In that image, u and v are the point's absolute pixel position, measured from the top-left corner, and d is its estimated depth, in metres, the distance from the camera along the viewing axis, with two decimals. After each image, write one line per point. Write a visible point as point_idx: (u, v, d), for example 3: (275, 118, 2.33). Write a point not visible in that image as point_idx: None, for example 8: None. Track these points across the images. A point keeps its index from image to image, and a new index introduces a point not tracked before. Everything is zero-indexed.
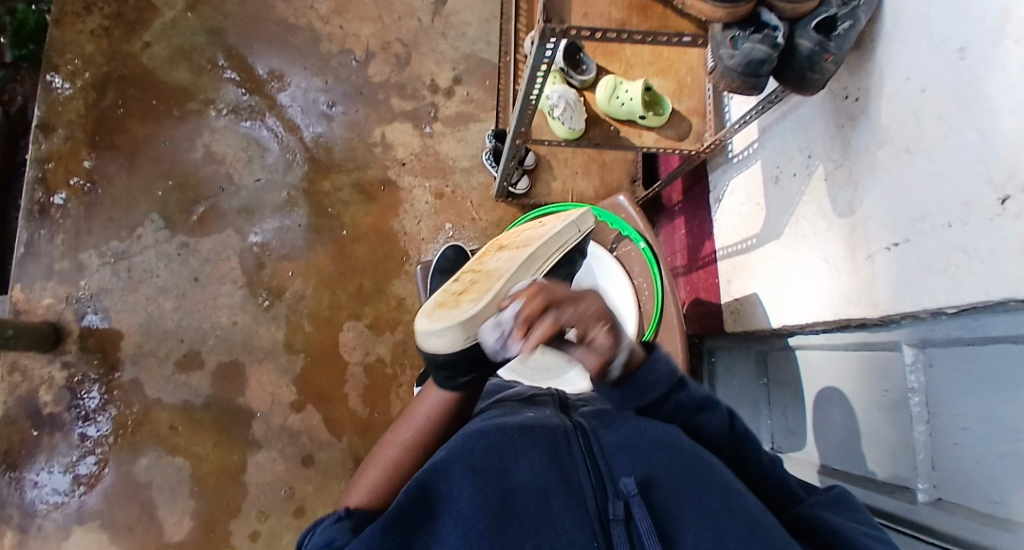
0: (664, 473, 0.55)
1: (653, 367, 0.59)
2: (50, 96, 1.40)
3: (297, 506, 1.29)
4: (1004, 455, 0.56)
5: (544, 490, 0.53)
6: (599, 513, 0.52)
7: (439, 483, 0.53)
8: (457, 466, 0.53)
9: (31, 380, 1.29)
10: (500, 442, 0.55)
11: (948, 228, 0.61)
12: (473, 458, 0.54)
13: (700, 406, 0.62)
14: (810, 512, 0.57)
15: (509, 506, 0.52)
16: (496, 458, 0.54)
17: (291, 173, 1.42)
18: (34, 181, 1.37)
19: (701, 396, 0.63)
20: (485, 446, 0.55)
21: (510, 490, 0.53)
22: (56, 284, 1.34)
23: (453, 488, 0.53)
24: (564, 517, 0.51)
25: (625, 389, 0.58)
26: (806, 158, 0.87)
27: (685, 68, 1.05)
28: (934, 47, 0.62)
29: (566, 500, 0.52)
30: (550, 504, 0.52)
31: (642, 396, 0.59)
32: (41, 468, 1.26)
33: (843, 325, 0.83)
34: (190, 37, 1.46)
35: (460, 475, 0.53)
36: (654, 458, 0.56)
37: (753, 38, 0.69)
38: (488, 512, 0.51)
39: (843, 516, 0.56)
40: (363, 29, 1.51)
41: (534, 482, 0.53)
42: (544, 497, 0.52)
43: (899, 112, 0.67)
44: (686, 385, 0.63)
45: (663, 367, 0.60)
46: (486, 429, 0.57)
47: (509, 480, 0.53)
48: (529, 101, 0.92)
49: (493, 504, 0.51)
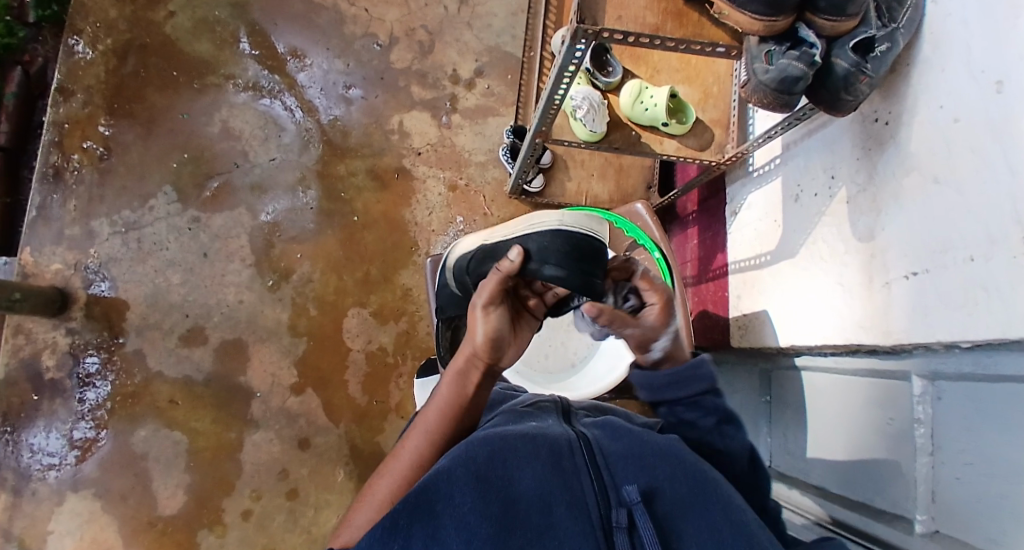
0: (665, 484, 0.55)
1: (698, 364, 0.66)
2: (70, 60, 1.39)
3: (290, 488, 1.29)
4: (1004, 496, 0.56)
5: (546, 497, 0.52)
6: (601, 522, 0.51)
7: (440, 485, 0.52)
8: (459, 471, 0.52)
9: (34, 344, 1.29)
10: (503, 449, 0.55)
11: (970, 261, 0.59)
12: (475, 464, 0.53)
13: (727, 417, 0.65)
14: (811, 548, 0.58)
15: (510, 512, 0.51)
16: (498, 466, 0.53)
17: (306, 154, 1.42)
18: (50, 144, 1.36)
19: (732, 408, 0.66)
20: (488, 452, 0.54)
21: (512, 498, 0.52)
22: (65, 249, 1.34)
23: (452, 490, 0.51)
24: (565, 524, 0.50)
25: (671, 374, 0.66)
26: (829, 179, 0.86)
27: (713, 77, 1.04)
28: (972, 77, 0.60)
29: (568, 508, 0.51)
30: (553, 511, 0.51)
31: (678, 386, 0.65)
32: (39, 431, 1.27)
33: (853, 350, 0.82)
34: (214, 9, 1.45)
35: (461, 479, 0.52)
36: (658, 469, 0.56)
37: (789, 55, 0.67)
38: (490, 518, 0.50)
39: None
40: (388, 14, 1.49)
41: (536, 491, 0.52)
42: (547, 504, 0.51)
43: (930, 140, 0.66)
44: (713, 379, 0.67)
45: (705, 368, 0.66)
46: (488, 437, 0.56)
47: (512, 487, 0.53)
48: (552, 101, 0.91)
49: (496, 511, 0.51)
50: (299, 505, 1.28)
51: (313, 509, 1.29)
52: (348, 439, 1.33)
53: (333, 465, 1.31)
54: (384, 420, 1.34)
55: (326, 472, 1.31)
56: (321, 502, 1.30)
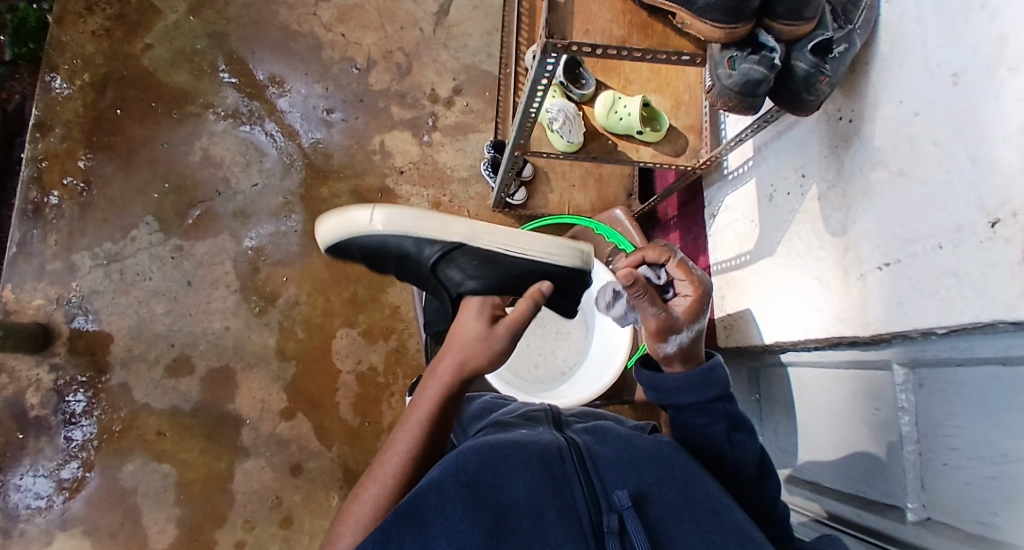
0: (655, 487, 0.55)
1: (710, 370, 0.65)
2: (48, 96, 1.39)
3: (284, 516, 1.28)
4: (991, 478, 0.57)
5: (537, 504, 0.52)
6: (592, 526, 0.51)
7: (431, 496, 0.51)
8: (450, 482, 0.52)
9: (17, 382, 1.27)
10: (492, 459, 0.55)
11: (940, 250, 0.61)
12: (466, 474, 0.53)
13: (736, 423, 0.64)
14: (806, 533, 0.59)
15: (502, 521, 0.51)
16: (490, 476, 0.54)
17: (289, 178, 1.42)
18: (29, 180, 1.36)
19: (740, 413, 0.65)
20: (477, 462, 0.54)
21: (503, 507, 0.52)
22: (47, 284, 1.33)
23: (444, 502, 0.51)
24: (557, 530, 0.51)
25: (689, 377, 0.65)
26: (800, 177, 0.88)
27: (684, 85, 1.05)
28: (929, 73, 0.62)
29: (559, 514, 0.52)
30: (544, 518, 0.51)
31: (688, 391, 0.64)
32: (25, 472, 1.25)
33: (834, 343, 0.83)
34: (191, 40, 1.46)
35: (452, 490, 0.52)
36: (646, 473, 0.56)
37: (750, 59, 0.69)
38: (481, 527, 0.50)
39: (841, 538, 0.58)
40: (365, 38, 1.51)
41: (528, 499, 0.53)
42: (538, 511, 0.52)
43: (893, 135, 0.68)
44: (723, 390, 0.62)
45: (720, 373, 0.65)
46: (478, 446, 0.56)
47: (502, 495, 0.53)
48: (528, 114, 0.92)
49: (487, 520, 0.51)
50: (293, 532, 1.27)
51: (309, 536, 1.27)
52: (342, 462, 1.32)
53: (327, 489, 1.30)
54: (377, 440, 1.33)
55: (320, 497, 1.29)
56: (316, 529, 1.28)
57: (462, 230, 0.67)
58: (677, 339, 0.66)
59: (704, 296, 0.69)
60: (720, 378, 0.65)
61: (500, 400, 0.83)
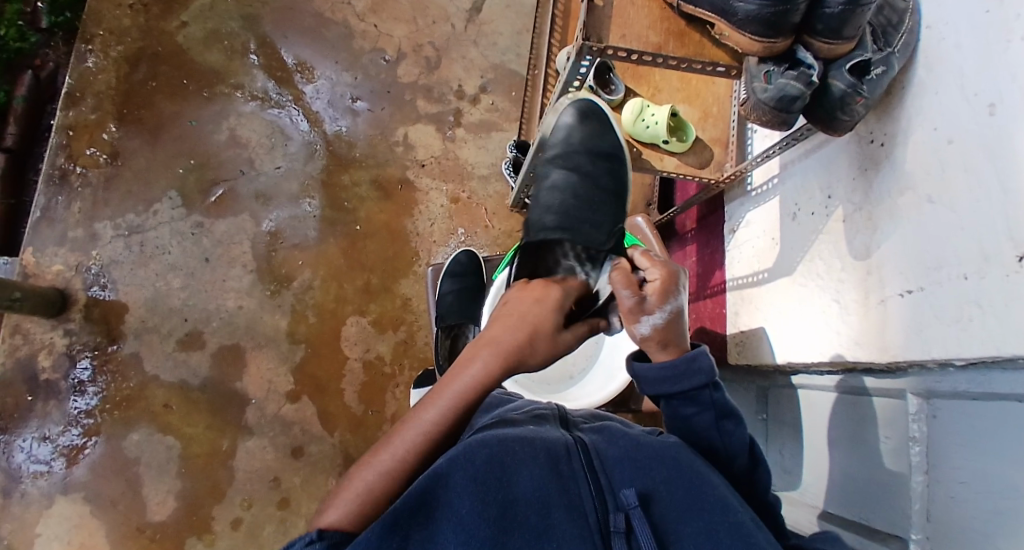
0: (663, 487, 0.55)
1: (694, 355, 0.62)
2: (82, 66, 1.42)
3: (282, 497, 1.29)
4: (1000, 514, 0.56)
5: (544, 499, 0.52)
6: (599, 525, 0.52)
7: (440, 489, 0.51)
8: (458, 474, 0.52)
9: (31, 345, 1.29)
10: (500, 452, 0.55)
11: (965, 280, 0.60)
12: (474, 466, 0.53)
13: (725, 412, 0.63)
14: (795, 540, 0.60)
15: (507, 515, 0.51)
16: (497, 468, 0.54)
17: (311, 163, 1.43)
18: (58, 147, 1.38)
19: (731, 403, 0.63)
20: (486, 454, 0.54)
21: (511, 500, 0.52)
22: (68, 251, 1.34)
23: (451, 497, 0.51)
24: (563, 526, 0.51)
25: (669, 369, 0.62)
26: (826, 198, 0.87)
27: (712, 97, 1.05)
28: (966, 99, 0.62)
29: (567, 512, 0.52)
30: (551, 515, 0.52)
31: (675, 379, 0.62)
32: (32, 434, 1.26)
33: (849, 368, 0.82)
34: (226, 21, 1.48)
35: (462, 481, 0.52)
36: (654, 473, 0.56)
37: (787, 75, 0.69)
38: (489, 521, 0.50)
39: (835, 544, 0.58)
40: (396, 30, 1.53)
41: (534, 494, 0.53)
42: (546, 507, 0.52)
43: (925, 161, 0.67)
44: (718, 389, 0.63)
45: (703, 359, 0.62)
46: (486, 439, 0.56)
47: (510, 489, 0.53)
48: (556, 116, 0.93)
49: (494, 513, 0.51)
50: (290, 514, 1.27)
51: (305, 519, 1.28)
52: (343, 448, 1.32)
53: (327, 474, 1.31)
54: (379, 429, 1.34)
55: (319, 482, 1.30)
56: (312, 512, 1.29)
57: None
58: (650, 321, 0.64)
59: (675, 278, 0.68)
60: (706, 365, 0.63)
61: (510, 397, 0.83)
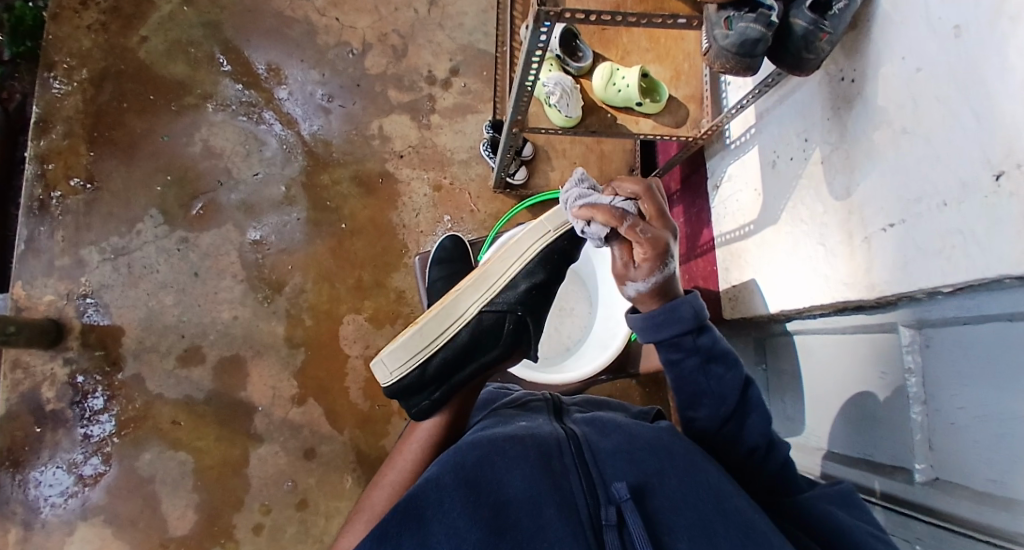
0: (656, 478, 0.55)
1: (675, 306, 0.64)
2: (47, 93, 1.40)
3: (300, 499, 1.30)
4: (1002, 436, 0.56)
5: (535, 497, 0.52)
6: (590, 520, 0.50)
7: (429, 493, 0.53)
8: (447, 478, 0.54)
9: (33, 377, 1.29)
10: (490, 454, 0.56)
11: (943, 208, 0.60)
12: (464, 470, 0.55)
13: (712, 356, 0.65)
14: (810, 502, 0.60)
15: (499, 516, 0.51)
16: (487, 471, 0.55)
17: (290, 166, 1.42)
18: (34, 178, 1.37)
19: (722, 346, 0.66)
20: (476, 458, 0.56)
21: (502, 501, 0.53)
22: (57, 280, 1.34)
23: (441, 497, 0.53)
24: (555, 525, 0.50)
25: (654, 315, 0.64)
26: (803, 142, 0.86)
27: (683, 55, 1.03)
28: (930, 26, 0.61)
29: (558, 508, 0.51)
30: (543, 512, 0.51)
31: (659, 327, 0.65)
32: (44, 465, 1.27)
33: (840, 309, 0.82)
34: (187, 30, 1.46)
35: (450, 485, 0.54)
36: (647, 464, 0.56)
37: (747, 18, 0.67)
38: (481, 522, 0.51)
39: (848, 513, 0.59)
40: (359, 21, 1.50)
41: (525, 493, 0.52)
42: (536, 506, 0.51)
43: (896, 93, 0.66)
44: (708, 329, 0.66)
45: (686, 308, 0.64)
46: (477, 443, 0.58)
47: (500, 490, 0.53)
48: (524, 88, 0.91)
49: (485, 515, 0.51)
50: (309, 515, 1.29)
51: (324, 518, 1.29)
52: (353, 445, 1.33)
53: (340, 473, 1.31)
54: (388, 424, 1.34)
55: (334, 481, 1.31)
56: (331, 511, 1.30)
57: (468, 303, 0.76)
58: (636, 286, 0.64)
59: (667, 247, 0.64)
60: (691, 312, 0.65)
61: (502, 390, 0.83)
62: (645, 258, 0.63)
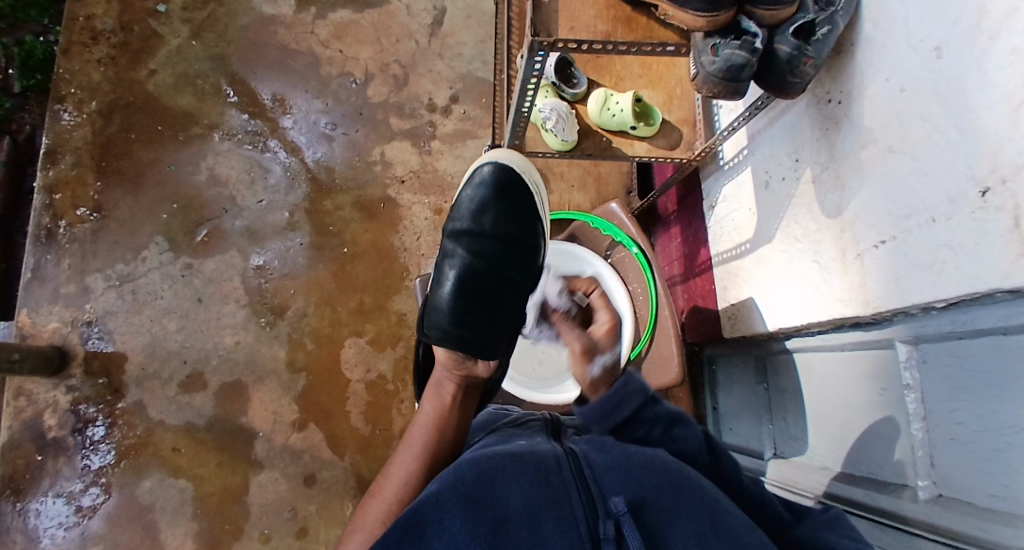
0: (653, 493, 0.55)
1: (625, 384, 0.69)
2: (57, 125, 1.43)
3: (300, 526, 1.28)
4: (1001, 450, 0.56)
5: (534, 511, 0.52)
6: (589, 534, 0.51)
7: (430, 510, 0.53)
8: (448, 494, 0.53)
9: (36, 404, 1.30)
10: (491, 469, 0.55)
11: (933, 223, 0.61)
12: (465, 485, 0.54)
13: (673, 421, 0.70)
14: (810, 533, 0.60)
15: (498, 531, 0.51)
16: (487, 487, 0.54)
17: (293, 193, 1.45)
18: (42, 207, 1.39)
19: (674, 412, 0.71)
20: (476, 472, 0.55)
21: (502, 516, 0.53)
22: (62, 307, 1.35)
23: (441, 514, 0.52)
24: (553, 538, 0.51)
25: (606, 402, 0.68)
26: (794, 162, 0.88)
27: (674, 80, 1.06)
28: (912, 48, 0.63)
29: (557, 523, 0.52)
30: (542, 527, 0.52)
31: (614, 413, 0.68)
32: (44, 494, 1.27)
33: (837, 326, 0.82)
34: (194, 63, 1.50)
35: (450, 501, 0.53)
36: (644, 480, 0.56)
37: (732, 45, 0.70)
38: (480, 539, 0.51)
39: (838, 533, 0.59)
40: (361, 52, 1.54)
41: (524, 509, 0.53)
42: (535, 519, 0.52)
43: (882, 113, 0.68)
44: (659, 401, 0.71)
45: (635, 383, 0.69)
46: (477, 458, 0.57)
47: (500, 505, 0.53)
48: (520, 113, 0.94)
49: (485, 530, 0.51)
50: (309, 543, 1.27)
51: (324, 546, 1.28)
52: (354, 471, 1.32)
53: (341, 499, 1.31)
54: (389, 448, 1.34)
55: (334, 507, 1.30)
56: (331, 539, 1.28)
57: None
58: (599, 363, 0.77)
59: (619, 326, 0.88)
60: (638, 388, 0.69)
61: (501, 411, 0.83)
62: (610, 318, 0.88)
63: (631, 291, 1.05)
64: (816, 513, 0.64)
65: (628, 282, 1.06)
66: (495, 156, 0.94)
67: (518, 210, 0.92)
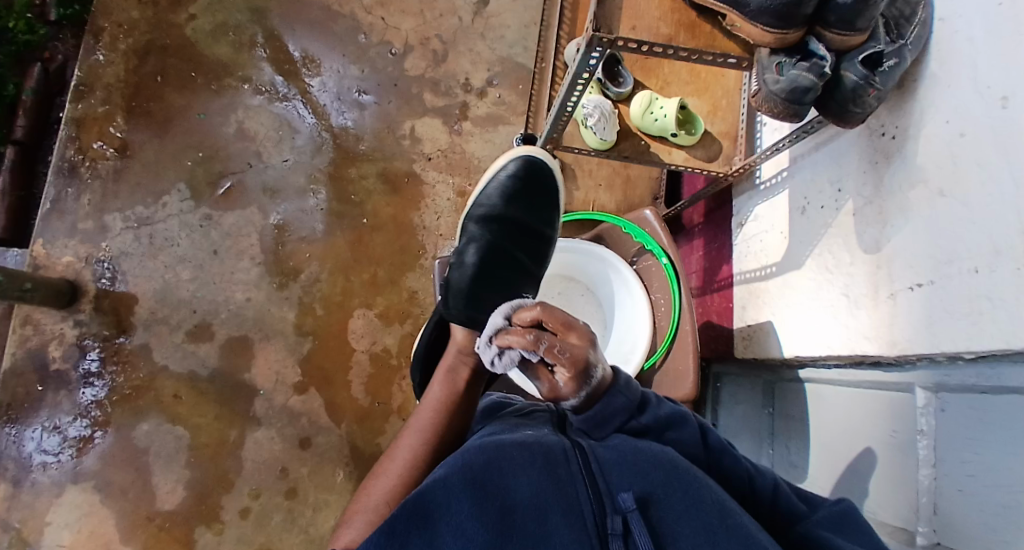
0: (660, 490, 0.54)
1: (609, 401, 0.62)
2: (90, 59, 1.42)
3: (290, 487, 1.30)
4: (1008, 506, 0.56)
5: (541, 503, 0.52)
6: (596, 528, 0.51)
7: (437, 494, 0.52)
8: (456, 479, 0.52)
9: (42, 334, 1.30)
10: (498, 457, 0.55)
11: (975, 273, 0.60)
12: (472, 471, 0.53)
13: (665, 424, 0.65)
14: (814, 531, 0.56)
15: (505, 520, 0.51)
16: (494, 473, 0.53)
17: (319, 156, 1.44)
18: (67, 139, 1.39)
19: (666, 414, 0.65)
20: (484, 459, 0.54)
21: (508, 505, 0.52)
22: (78, 242, 1.35)
23: (449, 499, 0.51)
24: (560, 531, 0.50)
25: (592, 413, 0.62)
26: (836, 192, 0.87)
27: (721, 90, 1.04)
28: (978, 92, 0.62)
29: (564, 515, 0.51)
30: (549, 519, 0.51)
31: (603, 424, 0.62)
32: (42, 424, 1.28)
33: (856, 362, 0.82)
34: (233, 14, 1.48)
35: (457, 485, 0.52)
36: (652, 476, 0.55)
37: (799, 66, 0.69)
38: (488, 526, 0.50)
39: (846, 537, 0.55)
40: (403, 23, 1.52)
41: (532, 499, 0.52)
42: (542, 511, 0.51)
43: (937, 153, 0.67)
44: (647, 407, 0.65)
45: (620, 398, 0.63)
46: (485, 445, 0.56)
47: (508, 493, 0.52)
48: (564, 109, 0.93)
49: (492, 518, 0.50)
50: (297, 505, 1.29)
51: (312, 509, 1.29)
52: (349, 440, 1.33)
53: (333, 465, 1.32)
54: (386, 422, 1.35)
55: (326, 473, 1.31)
56: (319, 503, 1.30)
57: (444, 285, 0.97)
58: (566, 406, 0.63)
59: (588, 361, 0.62)
60: (624, 403, 0.63)
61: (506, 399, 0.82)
62: (567, 376, 0.61)
63: (653, 300, 1.05)
64: (824, 505, 0.60)
65: (651, 292, 1.05)
66: (525, 151, 0.97)
67: (534, 198, 0.96)
